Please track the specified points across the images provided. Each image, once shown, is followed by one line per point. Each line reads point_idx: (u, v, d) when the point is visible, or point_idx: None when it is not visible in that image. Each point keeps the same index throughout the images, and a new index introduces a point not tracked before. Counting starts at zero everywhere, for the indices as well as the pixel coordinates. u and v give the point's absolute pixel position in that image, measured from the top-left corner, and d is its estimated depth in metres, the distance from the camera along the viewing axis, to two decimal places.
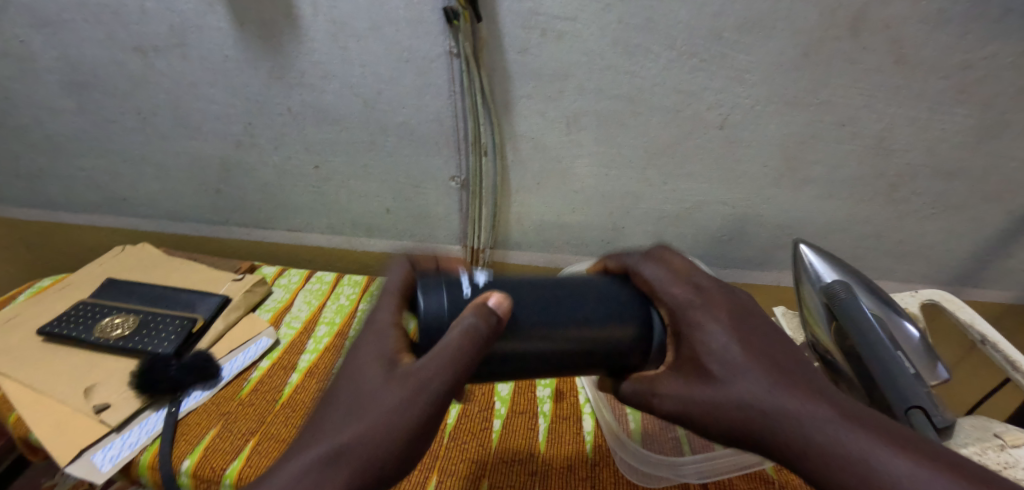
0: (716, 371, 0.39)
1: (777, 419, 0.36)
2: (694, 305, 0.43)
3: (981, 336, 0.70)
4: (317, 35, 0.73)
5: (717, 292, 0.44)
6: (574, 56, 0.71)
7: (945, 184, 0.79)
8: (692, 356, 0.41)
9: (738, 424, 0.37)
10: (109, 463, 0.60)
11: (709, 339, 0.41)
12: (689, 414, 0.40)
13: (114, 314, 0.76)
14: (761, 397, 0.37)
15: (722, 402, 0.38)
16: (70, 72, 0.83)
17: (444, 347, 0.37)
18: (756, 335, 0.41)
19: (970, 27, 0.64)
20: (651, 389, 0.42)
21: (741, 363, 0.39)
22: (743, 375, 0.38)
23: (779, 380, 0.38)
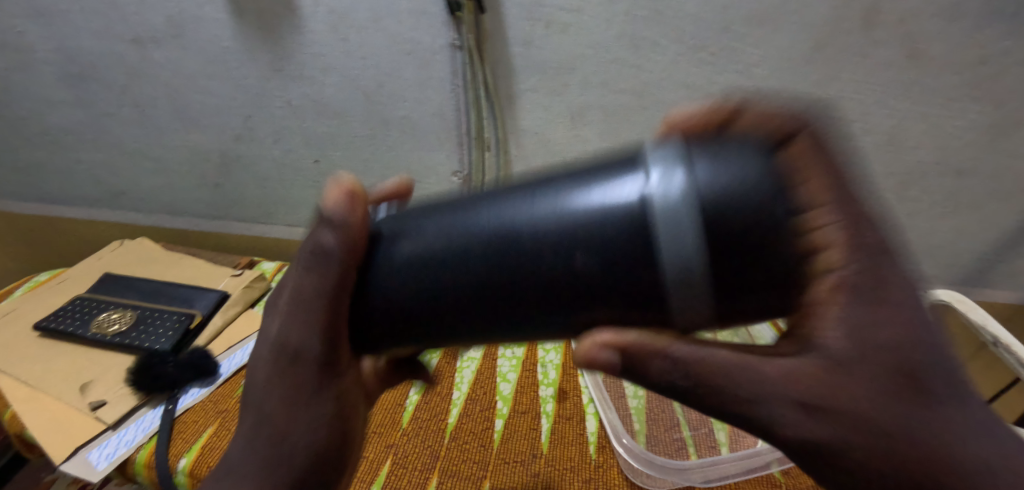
0: (823, 395, 0.24)
1: (915, 446, 0.23)
2: (842, 300, 0.24)
3: (993, 337, 0.69)
4: (317, 27, 0.71)
5: (873, 269, 0.24)
6: (579, 49, 0.69)
7: (956, 182, 0.78)
8: (819, 338, 0.25)
9: (869, 449, 0.24)
10: (103, 461, 0.59)
11: (858, 362, 0.24)
12: (796, 420, 0.25)
13: (111, 310, 0.75)
14: (915, 415, 0.24)
15: (832, 416, 0.24)
16: (65, 64, 0.82)
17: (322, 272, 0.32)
18: (920, 342, 0.24)
19: (986, 22, 0.63)
20: (656, 358, 0.27)
21: (893, 368, 0.24)
22: (888, 396, 0.24)
23: (942, 393, 0.24)
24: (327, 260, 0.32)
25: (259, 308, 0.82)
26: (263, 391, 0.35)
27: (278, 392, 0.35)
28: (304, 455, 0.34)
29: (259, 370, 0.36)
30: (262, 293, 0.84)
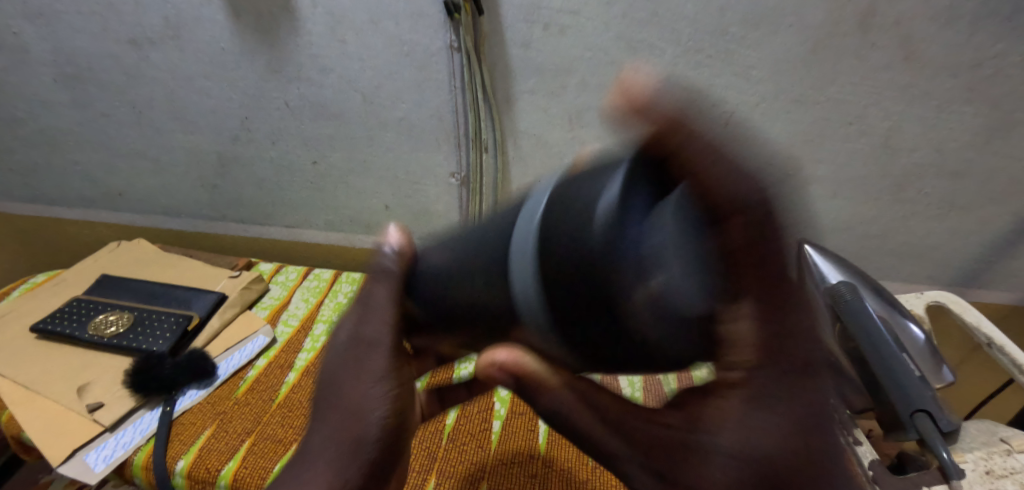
0: (699, 477, 0.31)
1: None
2: (747, 402, 0.31)
3: (987, 338, 0.69)
4: (315, 28, 0.71)
5: (783, 379, 0.31)
6: (577, 51, 0.70)
7: (952, 184, 0.78)
8: (735, 451, 0.31)
9: None
10: (102, 463, 0.59)
11: (736, 450, 0.31)
12: None
13: (109, 312, 0.75)
14: None
15: (696, 488, 0.31)
16: (62, 64, 0.81)
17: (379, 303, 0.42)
18: (809, 446, 0.31)
19: (982, 25, 0.63)
20: (569, 411, 0.37)
21: (777, 478, 0.30)
22: (753, 488, 0.30)
23: None
24: (392, 274, 0.42)
25: (257, 309, 0.82)
26: (341, 390, 0.40)
27: (362, 392, 0.40)
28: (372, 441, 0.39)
29: (341, 370, 0.41)
30: (260, 295, 0.84)
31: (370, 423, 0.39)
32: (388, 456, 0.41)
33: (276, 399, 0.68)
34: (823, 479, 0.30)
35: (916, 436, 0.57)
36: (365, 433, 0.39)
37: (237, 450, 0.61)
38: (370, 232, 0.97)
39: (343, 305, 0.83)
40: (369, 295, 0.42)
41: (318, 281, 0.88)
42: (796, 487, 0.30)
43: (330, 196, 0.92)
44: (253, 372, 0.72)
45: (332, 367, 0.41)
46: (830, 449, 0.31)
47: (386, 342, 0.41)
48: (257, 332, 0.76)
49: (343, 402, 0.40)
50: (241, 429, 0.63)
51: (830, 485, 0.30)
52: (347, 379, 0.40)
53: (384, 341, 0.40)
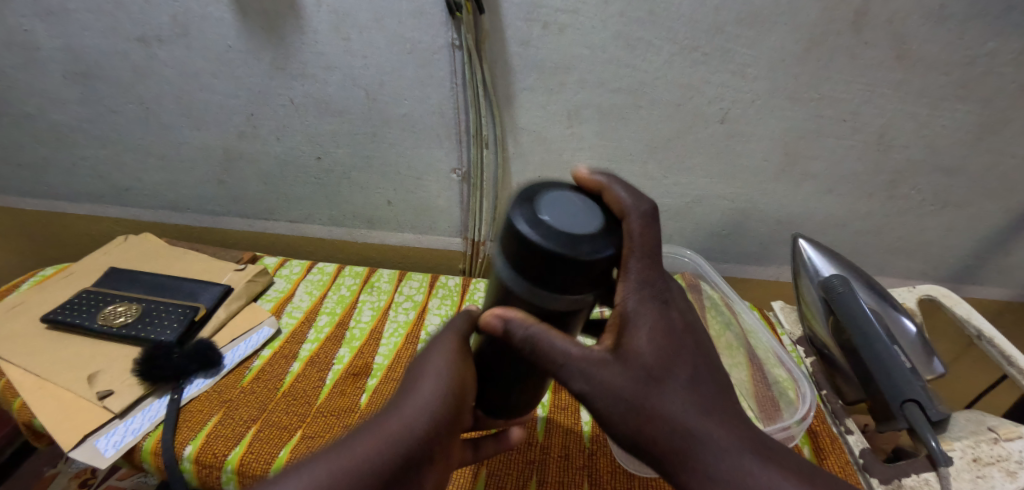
0: (608, 378, 0.39)
1: (655, 416, 0.38)
2: (627, 318, 0.40)
3: (978, 331, 0.71)
4: (321, 26, 0.73)
5: (655, 301, 0.41)
6: (576, 49, 0.71)
7: (944, 180, 0.80)
8: (630, 353, 0.39)
9: (625, 416, 0.38)
10: (112, 448, 0.61)
11: (641, 363, 0.39)
12: (608, 412, 0.39)
13: (117, 303, 0.77)
14: (680, 413, 0.38)
15: (608, 395, 0.39)
16: (73, 62, 0.83)
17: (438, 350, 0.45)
18: (677, 357, 0.40)
19: (972, 24, 0.65)
20: (540, 345, 0.39)
21: (652, 365, 0.39)
22: (641, 389, 0.39)
23: (697, 400, 0.39)
24: (458, 331, 0.47)
25: (262, 301, 0.84)
26: (414, 384, 0.43)
27: (426, 378, 0.43)
28: (425, 429, 0.40)
29: (415, 367, 0.44)
30: (264, 288, 0.86)
31: (425, 412, 0.40)
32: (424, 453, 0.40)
33: (281, 387, 0.69)
34: (685, 375, 0.40)
35: (905, 424, 0.58)
36: (421, 419, 0.40)
37: (244, 436, 0.62)
38: (373, 227, 0.99)
39: (346, 298, 0.84)
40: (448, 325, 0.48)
41: (322, 274, 0.89)
42: (671, 383, 0.39)
43: (333, 191, 0.94)
44: (258, 362, 0.73)
45: (409, 364, 0.45)
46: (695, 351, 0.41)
47: (455, 340, 0.46)
48: (262, 323, 0.78)
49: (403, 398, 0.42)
50: (247, 416, 0.65)
51: (712, 392, 0.40)
52: (388, 390, 0.42)
53: (457, 347, 0.45)
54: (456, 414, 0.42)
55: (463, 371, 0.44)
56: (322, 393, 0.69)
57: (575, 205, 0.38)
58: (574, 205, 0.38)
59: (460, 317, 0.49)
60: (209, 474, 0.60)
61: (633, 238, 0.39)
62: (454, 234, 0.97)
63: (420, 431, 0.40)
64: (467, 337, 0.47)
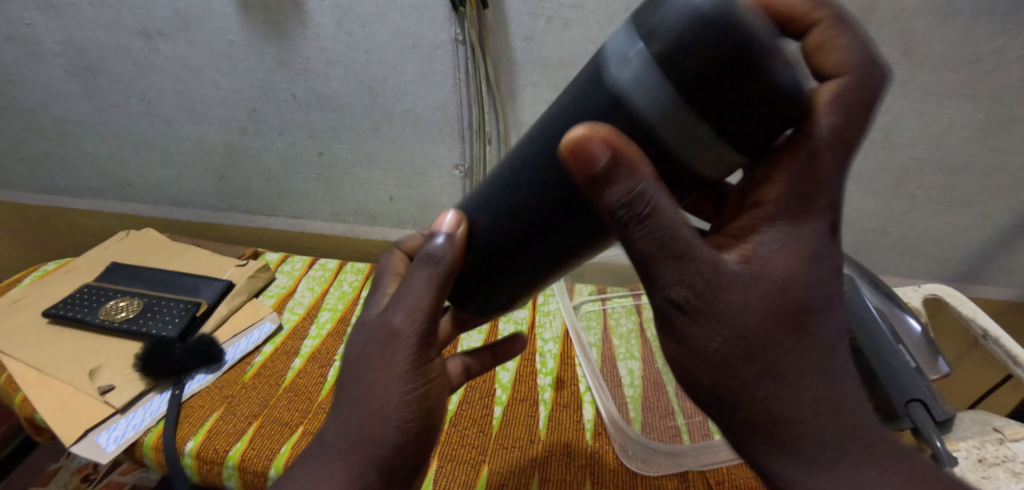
0: (730, 294, 0.31)
1: (770, 364, 0.31)
2: (755, 240, 0.32)
3: (983, 330, 0.70)
4: (323, 20, 0.73)
5: (808, 219, 0.31)
6: (581, 44, 0.71)
7: (951, 179, 0.79)
8: (755, 273, 0.31)
9: (733, 359, 0.31)
10: (113, 443, 0.60)
11: (767, 277, 0.31)
12: (715, 346, 0.31)
13: (119, 298, 0.77)
14: (799, 377, 0.31)
15: (728, 322, 0.31)
16: (74, 56, 0.83)
17: (425, 271, 0.39)
18: (816, 287, 0.32)
19: (981, 20, 0.64)
20: (660, 222, 0.30)
21: (781, 296, 0.31)
22: (772, 323, 0.31)
23: (812, 347, 0.32)
24: (439, 268, 0.39)
25: (263, 297, 0.84)
26: (371, 382, 0.39)
27: (384, 391, 0.39)
28: (393, 445, 0.38)
29: (370, 359, 0.39)
30: (266, 283, 0.85)
31: (392, 424, 0.38)
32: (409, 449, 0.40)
33: (282, 383, 0.69)
34: (812, 322, 0.32)
35: (911, 424, 0.57)
36: (389, 433, 0.38)
37: (245, 432, 0.62)
38: (375, 223, 0.98)
39: (348, 294, 0.84)
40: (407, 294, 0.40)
41: (323, 271, 0.89)
42: (770, 351, 0.31)
43: (335, 187, 0.94)
44: (259, 358, 0.73)
45: (353, 364, 0.40)
46: (825, 299, 0.32)
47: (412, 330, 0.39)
48: (263, 319, 0.78)
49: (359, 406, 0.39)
50: (248, 412, 0.65)
51: (829, 340, 0.32)
52: (374, 366, 0.39)
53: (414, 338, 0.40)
54: (424, 413, 0.40)
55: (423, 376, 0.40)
56: (323, 389, 0.69)
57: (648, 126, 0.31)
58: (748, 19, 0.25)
59: (438, 243, 0.39)
60: (209, 470, 0.60)
61: (814, 140, 0.29)
62: None
63: (385, 446, 0.38)
64: (429, 318, 0.40)
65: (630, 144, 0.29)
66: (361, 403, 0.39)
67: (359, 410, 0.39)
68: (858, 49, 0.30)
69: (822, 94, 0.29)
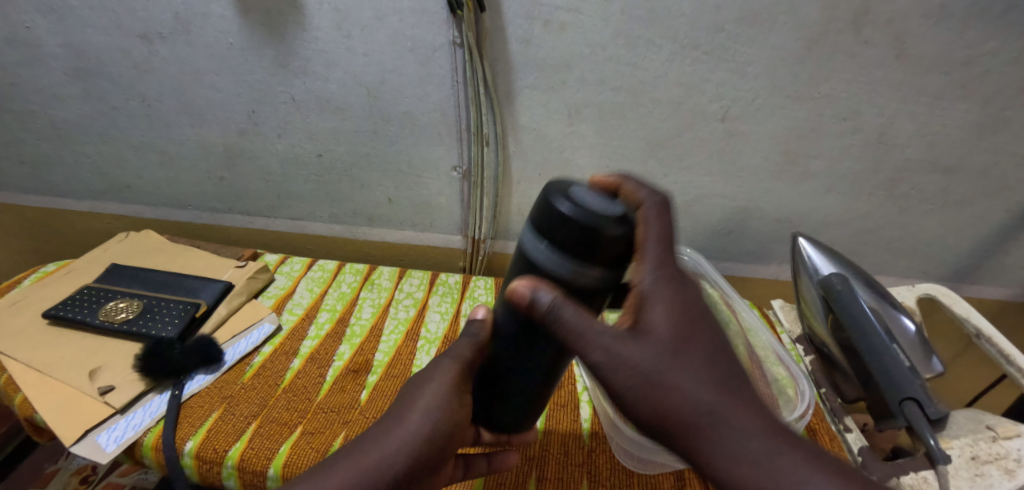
0: (626, 356, 0.39)
1: (667, 395, 0.38)
2: (644, 295, 0.41)
3: (977, 329, 0.71)
4: (322, 24, 0.73)
5: (668, 279, 0.41)
6: (577, 47, 0.71)
7: (944, 179, 0.80)
8: (640, 331, 0.39)
9: (635, 392, 0.38)
10: (112, 443, 0.61)
11: (654, 335, 0.39)
12: (625, 388, 0.38)
13: (118, 299, 0.77)
14: (695, 393, 0.37)
15: (633, 374, 0.38)
16: (75, 59, 0.84)
17: (465, 343, 0.47)
18: (697, 330, 0.40)
19: (973, 23, 0.65)
20: (560, 313, 0.39)
21: (668, 339, 0.39)
22: (662, 363, 0.38)
23: (705, 370, 0.38)
24: (477, 338, 0.47)
25: (263, 298, 0.84)
26: (405, 408, 0.44)
27: (427, 389, 0.44)
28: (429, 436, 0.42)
29: (409, 390, 0.45)
30: (265, 284, 0.86)
31: (431, 417, 0.43)
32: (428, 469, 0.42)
33: (281, 384, 0.70)
34: (700, 354, 0.39)
35: (904, 423, 0.58)
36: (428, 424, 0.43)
37: (244, 432, 0.62)
38: (373, 224, 0.99)
39: (347, 295, 0.85)
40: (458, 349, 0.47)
41: (322, 271, 0.90)
42: (676, 393, 0.37)
43: (334, 189, 0.94)
44: (259, 359, 0.74)
45: (414, 371, 0.47)
46: (711, 335, 0.40)
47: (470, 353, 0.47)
48: (262, 319, 0.78)
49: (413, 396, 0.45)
50: (247, 412, 0.65)
51: (710, 355, 0.39)
52: (410, 398, 0.44)
53: (463, 363, 0.46)
54: (452, 431, 0.44)
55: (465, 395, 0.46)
56: (322, 389, 0.69)
57: (607, 192, 0.41)
58: (604, 190, 0.42)
59: (476, 324, 0.48)
60: (209, 469, 0.60)
61: (647, 223, 0.42)
62: (454, 232, 0.97)
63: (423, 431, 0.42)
64: (477, 352, 0.47)
65: (545, 282, 0.40)
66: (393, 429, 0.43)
67: (389, 434, 0.42)
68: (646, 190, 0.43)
69: (639, 213, 0.42)
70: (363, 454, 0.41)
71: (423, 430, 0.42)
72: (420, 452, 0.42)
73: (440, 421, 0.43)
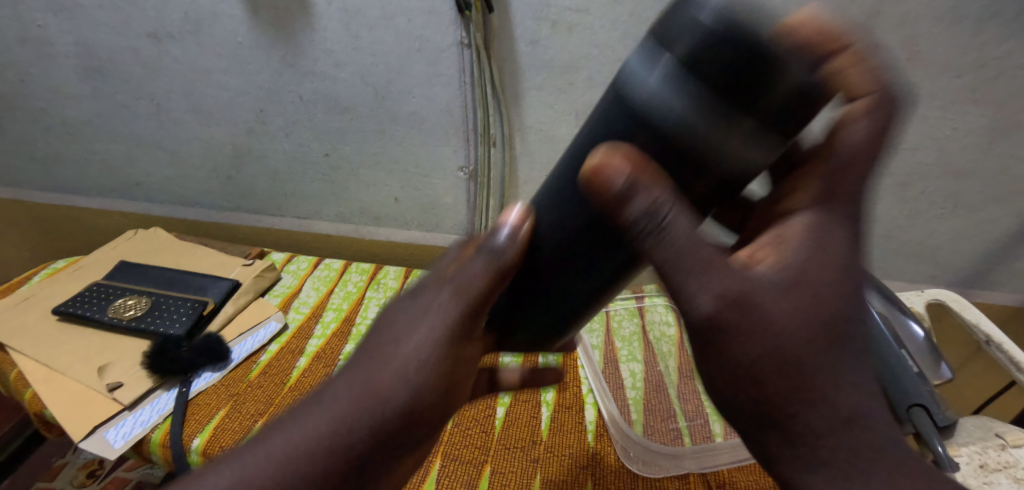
0: (757, 304, 0.32)
1: (790, 371, 0.32)
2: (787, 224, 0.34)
3: (986, 336, 0.70)
4: (330, 24, 0.73)
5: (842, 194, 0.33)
6: (585, 49, 0.71)
7: (956, 184, 0.79)
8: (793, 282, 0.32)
9: (763, 364, 0.32)
10: (121, 440, 0.61)
11: (802, 285, 0.32)
12: (744, 356, 0.32)
13: (127, 296, 0.78)
14: (833, 388, 0.31)
15: (759, 329, 0.32)
16: (85, 57, 0.84)
17: (480, 267, 0.37)
18: (834, 291, 0.33)
19: (986, 27, 0.64)
20: (670, 237, 0.31)
21: (803, 317, 0.32)
22: (812, 329, 0.32)
23: (842, 356, 0.32)
24: (500, 256, 0.37)
25: (269, 296, 0.84)
26: (395, 343, 0.37)
27: (416, 335, 0.37)
28: (398, 410, 0.36)
29: (403, 320, 0.38)
30: (271, 283, 0.86)
31: (403, 386, 0.36)
32: (408, 423, 0.36)
33: (287, 382, 0.70)
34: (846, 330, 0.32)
35: (912, 430, 0.57)
36: (396, 396, 0.36)
37: (250, 430, 0.63)
38: (380, 223, 0.99)
39: (353, 294, 0.85)
40: (463, 266, 0.37)
41: (329, 271, 0.90)
42: (797, 361, 0.31)
43: (341, 187, 0.94)
44: (265, 357, 0.74)
45: (390, 319, 0.38)
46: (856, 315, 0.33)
47: (455, 312, 0.37)
48: (269, 318, 0.78)
49: (388, 347, 0.37)
50: (254, 410, 0.66)
51: (858, 345, 0.33)
52: (399, 332, 0.37)
53: (458, 305, 0.37)
54: (439, 388, 0.37)
55: (450, 351, 0.37)
56: None
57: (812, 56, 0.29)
58: (807, 44, 0.29)
59: (503, 236, 0.38)
60: None
61: (850, 127, 0.32)
62: (460, 232, 0.97)
63: (387, 408, 0.36)
64: (475, 301, 0.37)
65: (648, 173, 0.31)
66: (370, 368, 0.36)
67: (368, 372, 0.36)
68: (873, 75, 0.32)
69: (857, 106, 0.32)
70: (311, 424, 0.35)
71: (420, 367, 0.36)
72: (413, 393, 0.36)
73: (444, 349, 0.37)
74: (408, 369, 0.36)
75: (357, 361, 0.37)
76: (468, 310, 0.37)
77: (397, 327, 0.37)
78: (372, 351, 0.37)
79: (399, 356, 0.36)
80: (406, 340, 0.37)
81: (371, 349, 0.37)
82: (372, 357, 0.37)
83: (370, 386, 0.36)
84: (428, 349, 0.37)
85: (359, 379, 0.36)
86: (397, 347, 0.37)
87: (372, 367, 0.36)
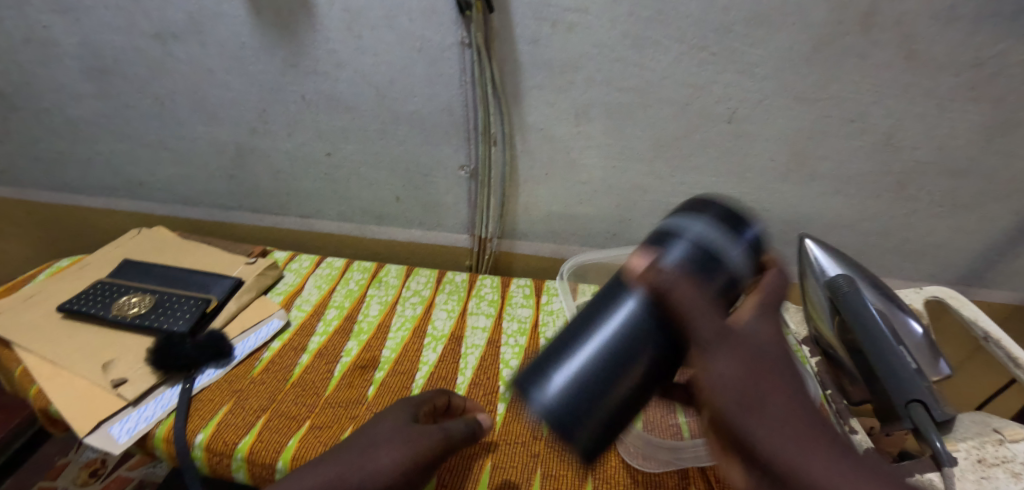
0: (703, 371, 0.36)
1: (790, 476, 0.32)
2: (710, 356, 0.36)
3: (984, 332, 0.70)
4: (332, 24, 0.74)
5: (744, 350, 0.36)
6: (585, 48, 0.72)
7: (954, 182, 0.80)
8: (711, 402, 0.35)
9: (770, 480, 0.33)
10: (125, 435, 0.62)
11: (742, 382, 0.35)
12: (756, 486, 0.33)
13: (132, 294, 0.78)
14: (822, 477, 0.32)
15: (756, 423, 0.34)
16: (91, 58, 0.85)
17: (458, 424, 0.53)
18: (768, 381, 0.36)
19: (983, 25, 0.65)
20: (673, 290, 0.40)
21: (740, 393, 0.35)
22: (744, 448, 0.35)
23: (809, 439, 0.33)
24: (467, 429, 0.54)
25: (272, 294, 0.85)
26: (385, 442, 0.48)
27: (406, 440, 0.48)
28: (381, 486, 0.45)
29: (392, 430, 0.50)
30: (274, 281, 0.87)
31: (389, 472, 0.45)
32: None
33: (290, 379, 0.71)
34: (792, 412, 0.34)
35: (910, 425, 0.57)
36: (383, 476, 0.45)
37: (253, 425, 0.63)
38: (381, 223, 1.00)
39: (355, 292, 0.86)
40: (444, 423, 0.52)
41: (331, 269, 0.91)
42: (788, 461, 0.32)
43: (342, 187, 0.95)
44: (268, 353, 0.75)
45: (385, 430, 0.50)
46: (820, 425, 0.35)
47: (437, 441, 0.50)
48: (272, 315, 0.79)
49: (391, 441, 0.48)
50: (256, 406, 0.66)
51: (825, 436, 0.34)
52: (395, 436, 0.49)
53: (440, 439, 0.50)
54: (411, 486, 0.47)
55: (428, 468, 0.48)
56: (330, 384, 0.70)
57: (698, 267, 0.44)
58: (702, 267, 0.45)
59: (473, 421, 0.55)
60: (219, 461, 0.61)
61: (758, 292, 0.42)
62: (461, 231, 0.98)
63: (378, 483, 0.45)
64: (452, 441, 0.51)
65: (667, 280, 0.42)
66: (372, 448, 0.47)
67: (368, 453, 0.47)
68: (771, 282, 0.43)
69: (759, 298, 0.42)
70: (326, 471, 0.45)
71: (413, 461, 0.47)
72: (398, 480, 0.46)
73: (427, 455, 0.48)
74: (400, 458, 0.47)
75: (360, 445, 0.48)
76: (450, 437, 0.51)
77: (395, 434, 0.49)
78: (368, 444, 0.48)
79: (397, 449, 0.47)
80: (400, 440, 0.48)
81: (367, 441, 0.48)
82: (369, 447, 0.48)
83: (369, 465, 0.46)
84: (415, 451, 0.48)
85: (356, 461, 0.46)
86: (393, 445, 0.48)
87: (375, 450, 0.47)
